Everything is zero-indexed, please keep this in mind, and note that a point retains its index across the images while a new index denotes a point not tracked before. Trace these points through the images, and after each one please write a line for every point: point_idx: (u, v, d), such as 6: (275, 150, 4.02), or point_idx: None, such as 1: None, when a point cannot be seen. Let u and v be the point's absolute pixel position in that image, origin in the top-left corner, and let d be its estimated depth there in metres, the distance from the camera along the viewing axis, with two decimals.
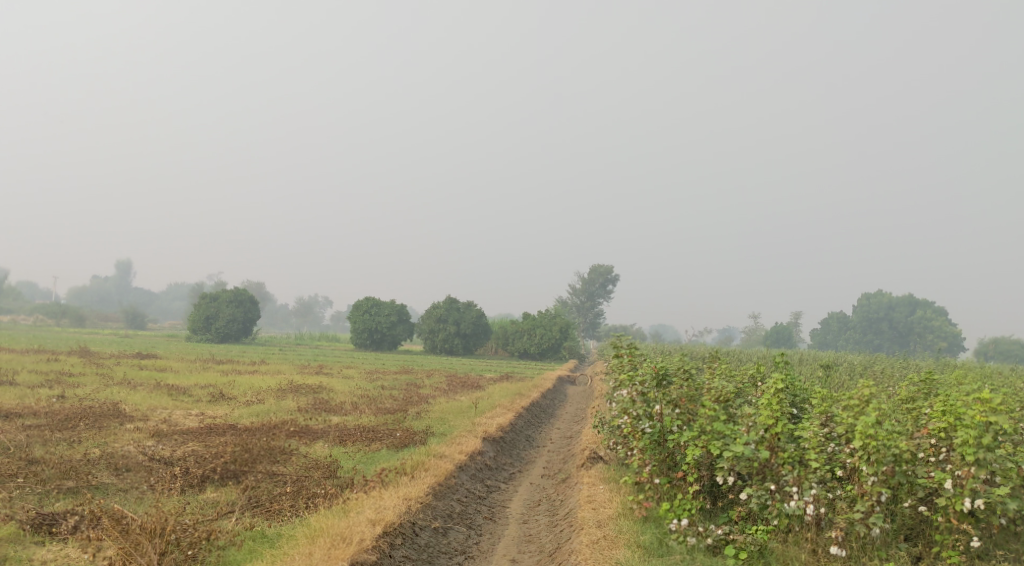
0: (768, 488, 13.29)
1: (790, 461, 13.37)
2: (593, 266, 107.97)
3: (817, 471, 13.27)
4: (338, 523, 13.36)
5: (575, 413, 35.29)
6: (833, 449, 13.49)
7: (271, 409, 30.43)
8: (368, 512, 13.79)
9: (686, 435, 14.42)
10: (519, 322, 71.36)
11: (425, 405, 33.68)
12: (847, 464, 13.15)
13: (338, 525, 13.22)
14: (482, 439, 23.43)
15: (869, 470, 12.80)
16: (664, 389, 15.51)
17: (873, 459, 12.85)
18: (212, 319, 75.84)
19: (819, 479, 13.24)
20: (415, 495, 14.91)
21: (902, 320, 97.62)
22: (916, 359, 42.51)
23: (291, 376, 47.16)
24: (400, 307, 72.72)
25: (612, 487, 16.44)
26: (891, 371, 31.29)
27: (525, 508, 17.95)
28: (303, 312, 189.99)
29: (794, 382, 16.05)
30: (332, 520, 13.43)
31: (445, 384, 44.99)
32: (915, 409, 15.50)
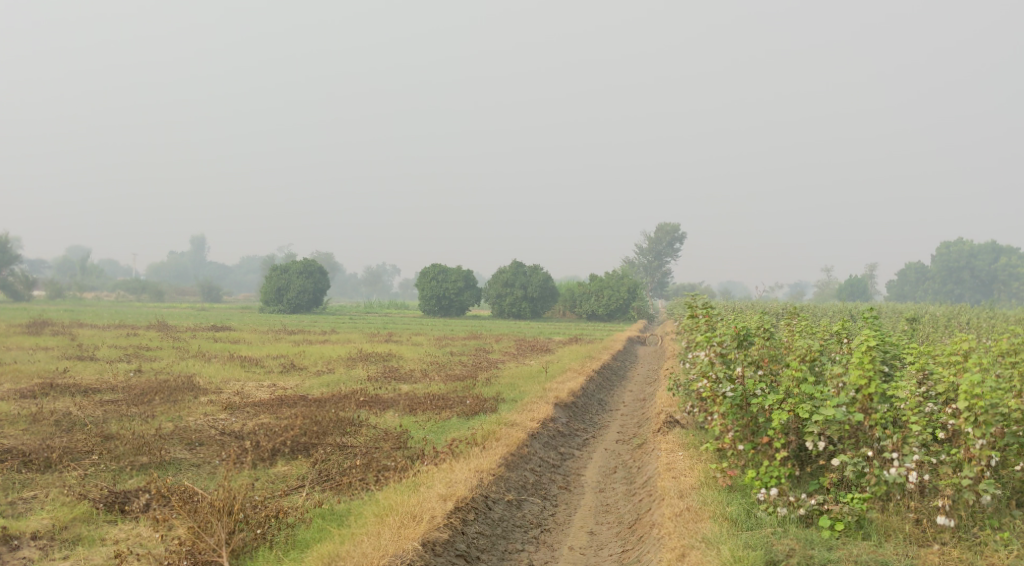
0: (865, 454, 12.36)
1: (887, 425, 12.54)
2: (660, 225, 106.15)
3: (919, 435, 12.34)
4: (409, 500, 12.92)
5: (648, 374, 34.59)
6: (934, 410, 12.50)
7: (342, 379, 30.41)
8: (439, 487, 13.33)
9: (771, 398, 13.55)
10: (587, 283, 70.59)
11: (494, 370, 33.37)
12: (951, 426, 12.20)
13: (409, 502, 12.79)
14: (554, 405, 22.90)
15: (977, 432, 11.84)
16: (745, 350, 14.71)
17: (981, 421, 11.90)
18: (284, 290, 76.76)
19: (921, 443, 12.29)
20: (487, 466, 14.40)
21: (985, 268, 93.78)
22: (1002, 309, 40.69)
23: (361, 345, 47.31)
24: (467, 272, 72.44)
25: (691, 454, 15.65)
26: (979, 322, 29.78)
27: (601, 476, 17.34)
28: (371, 281, 192.01)
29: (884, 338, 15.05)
30: (402, 497, 13.00)
31: (514, 348, 44.70)
32: (1017, 366, 14.43)
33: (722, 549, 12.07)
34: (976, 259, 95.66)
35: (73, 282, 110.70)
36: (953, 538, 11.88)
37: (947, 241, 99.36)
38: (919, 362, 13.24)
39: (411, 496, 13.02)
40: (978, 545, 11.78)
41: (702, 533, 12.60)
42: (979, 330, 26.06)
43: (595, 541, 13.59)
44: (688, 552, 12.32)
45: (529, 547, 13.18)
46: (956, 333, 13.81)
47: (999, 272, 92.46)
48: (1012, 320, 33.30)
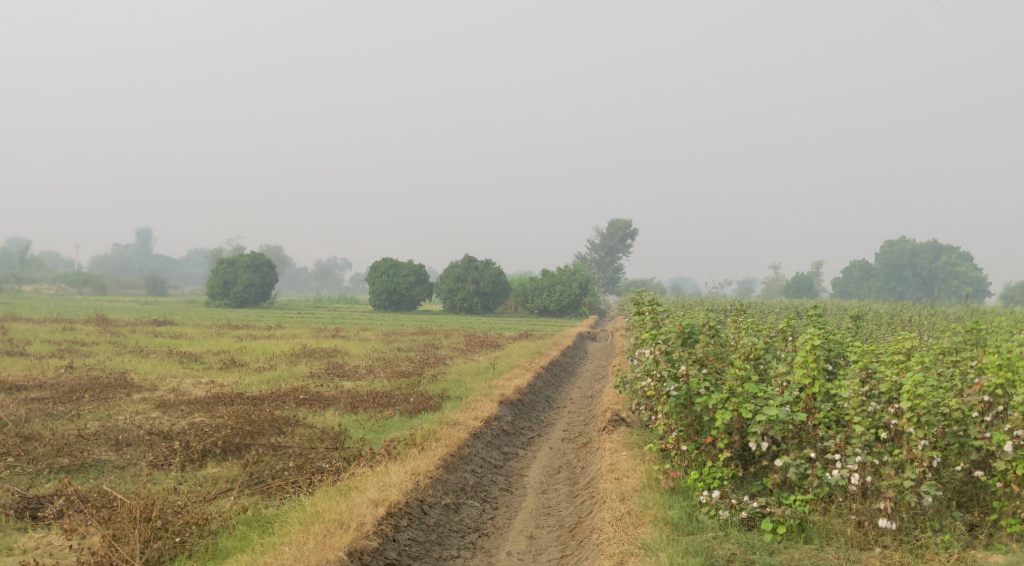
0: (808, 455, 12.14)
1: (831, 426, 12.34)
2: (612, 222, 106.42)
3: (862, 436, 12.16)
4: (337, 506, 12.42)
5: (597, 370, 34.38)
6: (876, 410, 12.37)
7: (283, 375, 29.67)
8: (371, 492, 12.84)
9: (715, 398, 13.30)
10: (538, 279, 70.32)
11: (442, 367, 32.88)
12: (893, 426, 12.06)
13: (337, 508, 12.30)
14: (499, 403, 22.49)
15: (919, 433, 11.69)
16: (690, 348, 14.45)
17: (923, 421, 11.74)
18: (230, 284, 75.22)
19: (864, 444, 12.11)
20: (424, 468, 13.93)
21: (926, 267, 95.80)
22: (943, 307, 41.36)
23: (307, 340, 46.38)
24: (418, 266, 71.67)
25: (635, 454, 15.33)
26: (922, 320, 30.12)
27: (544, 476, 16.96)
28: (322, 275, 189.62)
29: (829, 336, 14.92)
30: (331, 503, 12.50)
31: (463, 344, 44.23)
32: (960, 365, 14.39)
33: (662, 556, 11.78)
34: (918, 257, 97.60)
35: (12, 274, 107.38)
36: (895, 541, 11.70)
37: (891, 240, 101.26)
38: (862, 360, 13.10)
39: (339, 502, 12.51)
40: (919, 548, 11.60)
41: (642, 539, 12.30)
42: (923, 328, 26.25)
43: (534, 545, 13.22)
44: (627, 559, 12.05)
45: (465, 553, 12.76)
46: (900, 332, 13.72)
47: (941, 270, 94.46)
48: (953, 317, 33.80)
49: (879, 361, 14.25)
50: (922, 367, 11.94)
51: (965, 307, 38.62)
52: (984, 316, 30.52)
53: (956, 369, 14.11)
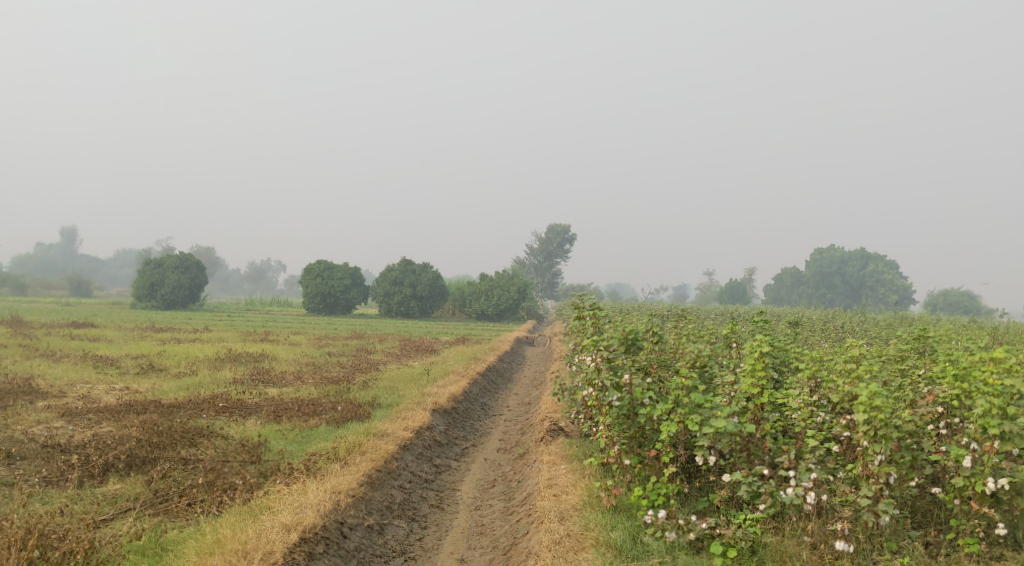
0: (760, 472, 11.38)
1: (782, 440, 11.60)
2: (551, 226, 106.05)
3: (816, 451, 11.43)
4: (244, 533, 11.37)
5: (534, 376, 33.54)
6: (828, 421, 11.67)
7: (204, 382, 28.12)
8: (283, 514, 11.79)
9: (660, 408, 12.49)
10: (476, 283, 69.34)
11: (374, 373, 31.66)
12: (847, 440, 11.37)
13: (241, 535, 11.27)
14: (431, 411, 21.41)
15: (875, 448, 11.01)
16: (633, 356, 13.60)
17: (879, 435, 11.05)
18: (157, 285, 72.41)
19: (818, 459, 11.41)
20: (345, 486, 12.84)
21: (854, 275, 97.70)
22: (873, 315, 41.74)
23: (233, 344, 44.50)
24: (354, 269, 70.03)
25: (574, 467, 14.43)
26: (857, 327, 30.06)
27: (478, 491, 15.95)
28: (256, 278, 185.28)
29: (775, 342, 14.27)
30: (235, 529, 11.44)
31: (397, 349, 42.99)
32: (908, 376, 13.91)
33: None
34: (847, 265, 99.53)
35: None
36: (852, 564, 10.95)
37: (821, 248, 102.89)
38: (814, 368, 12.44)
39: (246, 527, 11.45)
40: None
41: None
42: (862, 335, 25.98)
43: None
44: None
45: None
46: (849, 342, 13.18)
47: (868, 278, 96.43)
48: (886, 324, 33.95)
49: (827, 370, 13.63)
50: (877, 377, 11.26)
51: (896, 314, 38.84)
52: (918, 323, 30.49)
53: (905, 380, 13.61)
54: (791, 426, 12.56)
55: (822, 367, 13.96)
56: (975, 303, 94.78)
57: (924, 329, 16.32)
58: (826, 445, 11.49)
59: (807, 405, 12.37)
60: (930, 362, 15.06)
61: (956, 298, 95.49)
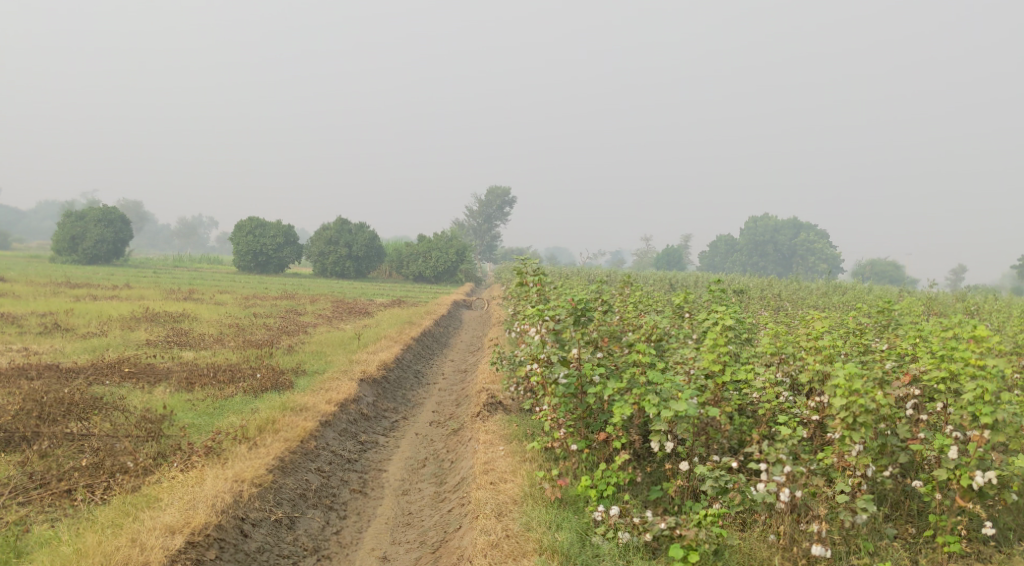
0: (726, 466, 10.18)
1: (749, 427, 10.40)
2: (490, 189, 104.33)
3: (788, 441, 10.24)
4: (118, 539, 10.36)
5: (471, 341, 32.11)
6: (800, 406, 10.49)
7: (114, 344, 25.95)
8: (169, 512, 10.79)
9: (613, 387, 11.15)
10: (414, 244, 67.32)
11: (301, 337, 29.82)
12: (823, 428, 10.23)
13: (116, 539, 10.32)
14: (359, 381, 19.79)
15: (854, 438, 9.90)
16: (583, 328, 12.19)
17: (860, 423, 9.90)
18: (79, 239, 68.64)
19: (790, 449, 10.24)
20: (249, 474, 11.68)
21: (787, 244, 98.48)
22: (809, 285, 41.27)
23: (152, 303, 41.98)
24: (287, 227, 67.44)
25: (514, 449, 13.00)
26: (802, 297, 29.27)
27: (406, 472, 14.44)
28: (187, 233, 178.87)
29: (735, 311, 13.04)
30: (106, 532, 10.45)
31: (329, 310, 41.12)
32: (877, 353, 12.87)
33: None
34: (780, 234, 100.14)
35: None
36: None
37: (754, 216, 103.25)
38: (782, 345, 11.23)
39: (120, 531, 10.46)
40: None
41: None
42: (807, 305, 25.11)
43: None
44: None
45: None
46: (815, 317, 12.09)
47: (800, 247, 97.25)
48: (828, 292, 33.32)
49: (792, 345, 12.48)
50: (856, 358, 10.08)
51: (832, 283, 38.46)
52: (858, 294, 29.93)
53: (872, 357, 12.57)
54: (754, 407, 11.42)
55: (784, 340, 12.80)
56: (900, 274, 96.59)
57: (887, 302, 15.33)
58: (797, 432, 10.36)
59: (772, 384, 11.21)
60: (893, 338, 14.12)
61: (882, 268, 97.02)
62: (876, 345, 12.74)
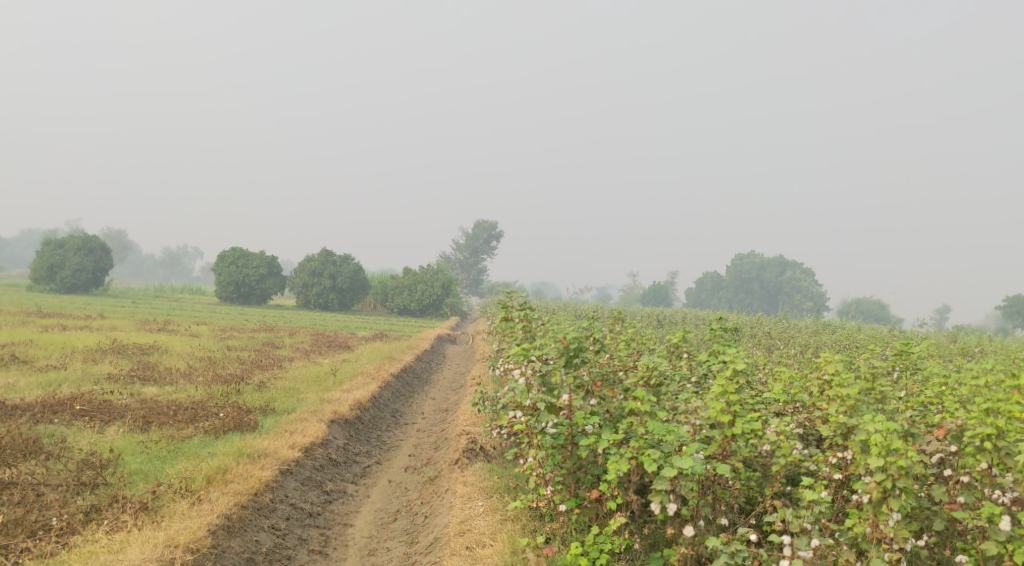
0: (745, 537, 8.98)
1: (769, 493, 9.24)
2: (478, 222, 103.30)
3: (816, 508, 9.08)
4: None
5: (454, 377, 30.66)
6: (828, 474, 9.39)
7: (71, 379, 24.31)
8: None
9: (608, 440, 9.81)
10: (399, 277, 65.98)
11: (274, 372, 28.27)
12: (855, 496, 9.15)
13: None
14: (329, 423, 18.33)
15: (894, 508, 8.80)
16: (574, 371, 10.90)
17: (900, 489, 8.84)
18: (57, 268, 66.82)
19: (817, 517, 9.10)
20: (184, 538, 10.52)
21: (773, 281, 97.81)
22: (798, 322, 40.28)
23: (122, 334, 40.23)
24: (270, 258, 65.94)
25: (493, 504, 11.65)
26: (797, 336, 28.10)
27: (374, 527, 13.02)
28: (171, 264, 176.56)
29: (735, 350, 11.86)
30: None
31: (307, 344, 39.55)
32: (891, 401, 11.84)
33: None
34: (766, 272, 99.51)
35: None
36: None
37: (741, 253, 102.56)
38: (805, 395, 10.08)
39: None
40: None
41: None
42: (802, 343, 23.96)
43: None
44: None
45: None
46: (832, 362, 10.95)
47: (786, 284, 96.62)
48: (823, 331, 32.18)
49: (803, 391, 11.31)
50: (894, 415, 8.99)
51: (824, 321, 37.40)
52: (853, 333, 28.80)
53: (889, 408, 11.54)
54: (764, 461, 10.22)
55: (792, 383, 11.66)
56: (886, 313, 95.96)
57: (902, 346, 14.17)
58: (823, 498, 9.21)
59: (787, 439, 10.03)
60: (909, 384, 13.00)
61: (869, 307, 96.48)
62: (893, 392, 11.63)
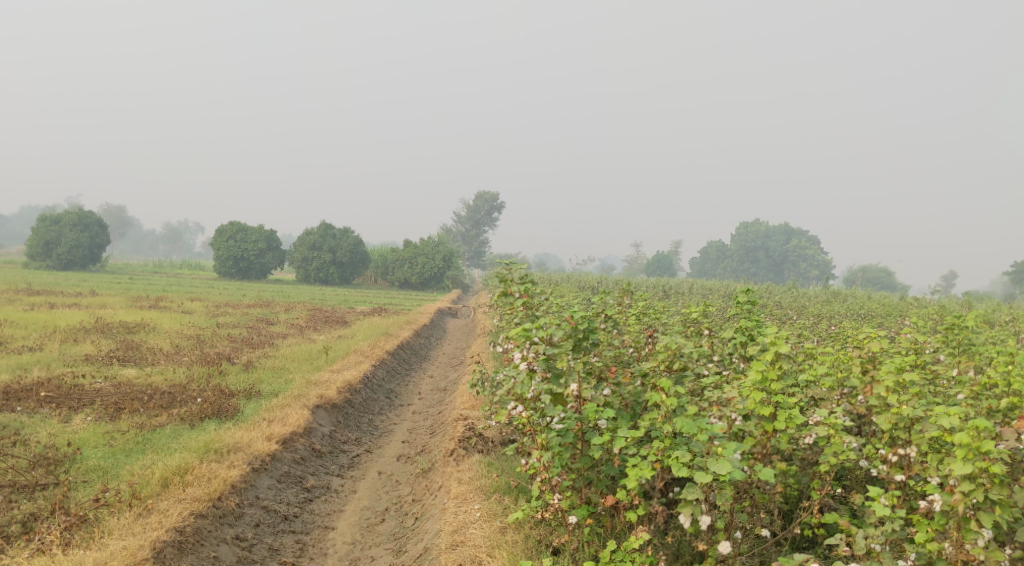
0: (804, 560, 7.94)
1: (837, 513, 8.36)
2: (478, 194, 101.32)
3: (892, 525, 8.20)
4: None
5: (455, 353, 29.16)
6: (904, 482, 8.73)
7: (46, 362, 22.76)
8: None
9: (626, 440, 8.47)
10: (399, 250, 64.29)
11: (264, 350, 26.69)
12: (929, 506, 8.45)
13: None
14: (315, 409, 16.82)
15: (987, 524, 8.12)
16: (583, 354, 9.44)
17: (998, 501, 8.19)
18: (52, 245, 65.12)
19: (891, 535, 8.28)
20: (120, 558, 9.77)
21: (778, 249, 96.06)
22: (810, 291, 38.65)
23: (111, 312, 38.63)
24: (269, 232, 64.33)
25: (492, 509, 10.31)
26: (815, 306, 26.55)
27: (359, 531, 11.65)
28: (172, 239, 174.99)
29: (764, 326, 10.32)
30: None
31: (303, 320, 37.99)
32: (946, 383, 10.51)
33: None
34: (771, 240, 97.81)
35: None
36: None
37: (746, 222, 100.73)
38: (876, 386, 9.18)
39: None
40: None
41: None
42: (816, 313, 22.35)
43: None
44: None
45: None
46: (876, 342, 9.67)
47: (790, 253, 94.91)
48: (842, 300, 30.56)
49: (846, 371, 9.89)
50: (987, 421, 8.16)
51: (836, 290, 35.77)
52: (867, 302, 27.18)
53: (945, 390, 10.23)
54: (804, 456, 9.13)
55: (830, 362, 10.24)
56: (892, 281, 94.34)
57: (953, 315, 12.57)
58: (895, 513, 8.35)
59: (839, 436, 8.86)
60: (954, 356, 11.56)
61: (874, 275, 94.91)
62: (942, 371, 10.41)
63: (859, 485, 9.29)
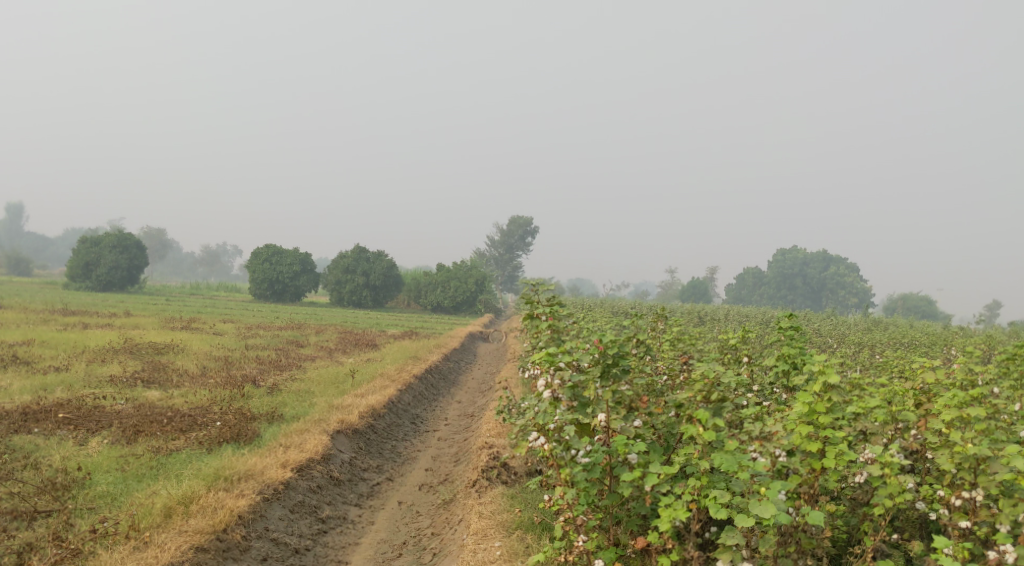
0: None
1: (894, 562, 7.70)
2: (513, 218, 100.97)
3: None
4: None
5: (484, 378, 28.47)
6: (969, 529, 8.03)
7: (71, 382, 22.45)
8: None
9: (658, 477, 7.86)
10: (433, 273, 63.89)
11: (291, 372, 26.19)
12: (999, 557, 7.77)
13: None
14: (335, 435, 16.22)
15: None
16: (612, 382, 8.81)
17: None
18: (91, 265, 65.66)
19: None
20: None
21: (816, 276, 94.20)
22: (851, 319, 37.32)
23: (143, 333, 38.49)
24: (304, 255, 64.32)
25: (513, 547, 9.71)
26: (859, 334, 25.44)
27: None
28: (209, 262, 176.78)
29: (808, 354, 9.59)
30: None
31: (333, 342, 37.53)
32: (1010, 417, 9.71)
33: None
34: (809, 266, 96.08)
35: None
36: None
37: (784, 249, 99.09)
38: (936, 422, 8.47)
39: None
40: None
41: None
42: (857, 341, 21.40)
43: None
44: None
45: None
46: (931, 373, 8.99)
47: (829, 280, 92.99)
48: (885, 328, 29.39)
49: (898, 402, 9.16)
50: None
51: (877, 318, 34.51)
52: (910, 331, 26.08)
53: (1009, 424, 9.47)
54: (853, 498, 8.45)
55: (880, 392, 9.50)
56: (935, 309, 91.99)
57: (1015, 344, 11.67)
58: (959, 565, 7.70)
59: (894, 476, 8.17)
60: (1013, 387, 10.76)
61: (915, 303, 92.65)
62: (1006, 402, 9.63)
63: (914, 529, 8.63)
